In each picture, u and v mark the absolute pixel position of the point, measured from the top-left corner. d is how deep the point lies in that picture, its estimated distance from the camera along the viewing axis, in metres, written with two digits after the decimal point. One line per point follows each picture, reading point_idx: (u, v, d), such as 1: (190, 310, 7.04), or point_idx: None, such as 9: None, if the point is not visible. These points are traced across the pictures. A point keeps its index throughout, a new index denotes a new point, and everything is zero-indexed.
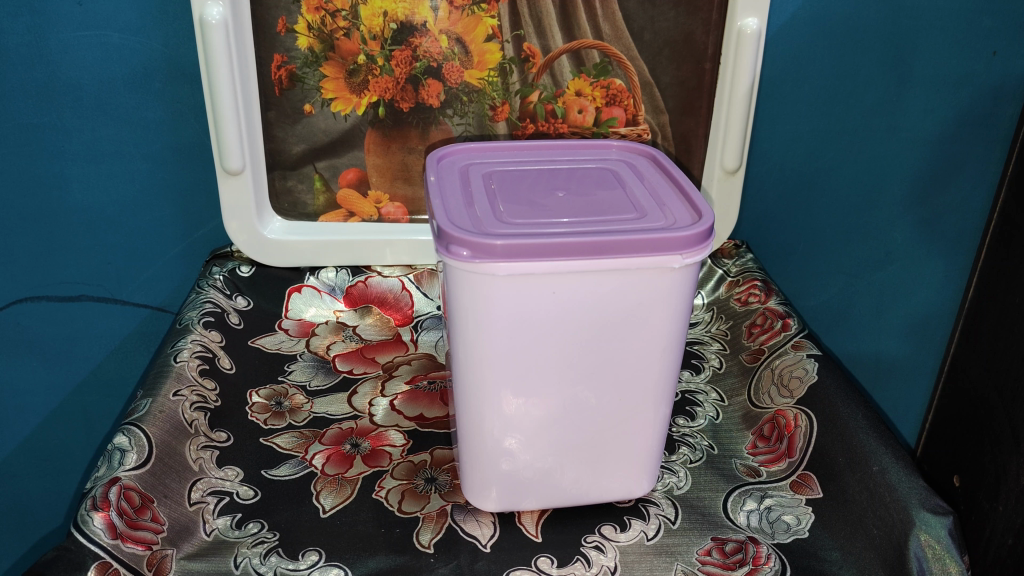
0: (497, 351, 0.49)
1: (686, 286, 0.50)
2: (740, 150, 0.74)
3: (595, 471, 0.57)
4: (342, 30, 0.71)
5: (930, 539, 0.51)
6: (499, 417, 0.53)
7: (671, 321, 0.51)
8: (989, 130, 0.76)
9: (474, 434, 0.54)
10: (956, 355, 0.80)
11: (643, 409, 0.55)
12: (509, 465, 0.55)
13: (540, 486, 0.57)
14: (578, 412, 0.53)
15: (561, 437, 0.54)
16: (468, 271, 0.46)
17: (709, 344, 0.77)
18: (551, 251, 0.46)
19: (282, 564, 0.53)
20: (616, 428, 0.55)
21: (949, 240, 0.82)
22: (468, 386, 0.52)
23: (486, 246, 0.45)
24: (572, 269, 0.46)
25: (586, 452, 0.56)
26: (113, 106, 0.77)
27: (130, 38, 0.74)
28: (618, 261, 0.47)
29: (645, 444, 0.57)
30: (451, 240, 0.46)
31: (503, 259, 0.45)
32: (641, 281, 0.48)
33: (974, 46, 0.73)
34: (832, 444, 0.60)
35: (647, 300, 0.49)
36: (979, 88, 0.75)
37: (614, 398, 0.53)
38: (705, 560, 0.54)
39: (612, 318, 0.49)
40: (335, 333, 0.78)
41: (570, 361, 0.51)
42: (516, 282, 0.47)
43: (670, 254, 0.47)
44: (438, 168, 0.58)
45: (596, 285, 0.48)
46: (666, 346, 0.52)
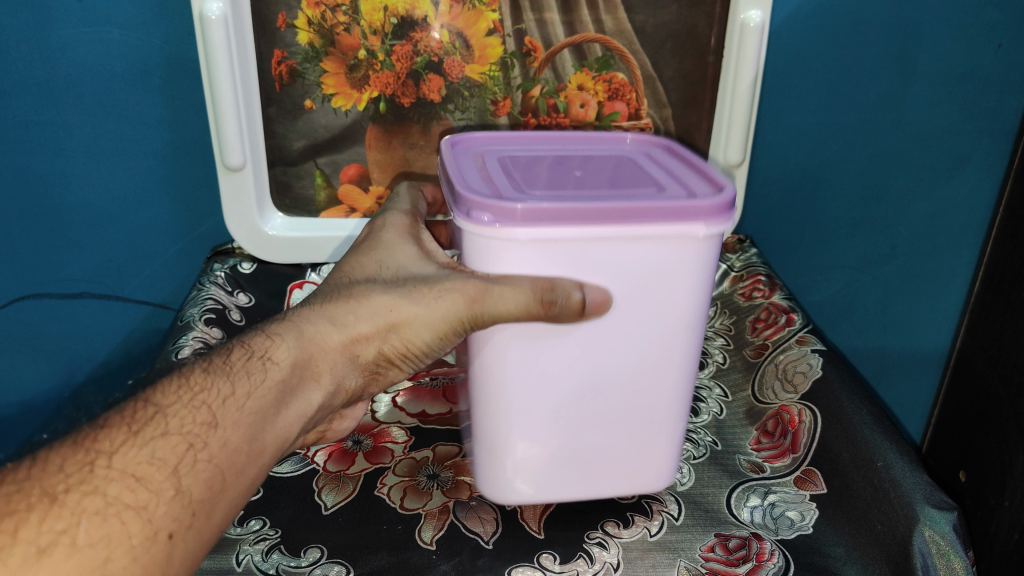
0: (514, 331, 0.47)
1: (710, 256, 0.48)
2: (744, 145, 0.74)
3: (619, 461, 0.55)
4: (342, 26, 0.70)
5: (935, 535, 0.51)
6: (516, 404, 0.50)
7: (697, 296, 0.48)
8: (999, 123, 0.74)
9: (491, 422, 0.52)
10: (962, 348, 0.77)
11: (669, 389, 0.53)
12: (527, 455, 0.53)
13: (565, 474, 0.55)
14: (602, 399, 0.51)
15: (582, 425, 0.52)
16: (489, 237, 0.44)
17: (714, 340, 0.77)
18: (574, 216, 0.44)
19: (284, 561, 0.53)
20: (640, 413, 0.53)
21: (954, 233, 0.80)
22: (482, 373, 0.50)
23: (508, 210, 0.43)
24: (594, 238, 0.45)
25: (608, 441, 0.54)
26: (113, 103, 0.77)
27: (130, 35, 0.74)
28: (642, 229, 0.45)
29: (673, 424, 0.55)
30: (471, 204, 0.44)
31: (524, 224, 0.44)
32: (668, 250, 0.46)
33: (981, 37, 0.71)
34: (836, 439, 0.60)
35: (673, 270, 0.47)
36: (985, 80, 0.73)
37: (639, 380, 0.51)
38: (710, 556, 0.53)
39: (637, 291, 0.47)
40: None
41: (593, 343, 0.49)
42: (535, 254, 0.45)
43: (694, 222, 0.45)
44: (454, 153, 0.58)
45: (621, 254, 0.46)
46: (691, 323, 0.50)
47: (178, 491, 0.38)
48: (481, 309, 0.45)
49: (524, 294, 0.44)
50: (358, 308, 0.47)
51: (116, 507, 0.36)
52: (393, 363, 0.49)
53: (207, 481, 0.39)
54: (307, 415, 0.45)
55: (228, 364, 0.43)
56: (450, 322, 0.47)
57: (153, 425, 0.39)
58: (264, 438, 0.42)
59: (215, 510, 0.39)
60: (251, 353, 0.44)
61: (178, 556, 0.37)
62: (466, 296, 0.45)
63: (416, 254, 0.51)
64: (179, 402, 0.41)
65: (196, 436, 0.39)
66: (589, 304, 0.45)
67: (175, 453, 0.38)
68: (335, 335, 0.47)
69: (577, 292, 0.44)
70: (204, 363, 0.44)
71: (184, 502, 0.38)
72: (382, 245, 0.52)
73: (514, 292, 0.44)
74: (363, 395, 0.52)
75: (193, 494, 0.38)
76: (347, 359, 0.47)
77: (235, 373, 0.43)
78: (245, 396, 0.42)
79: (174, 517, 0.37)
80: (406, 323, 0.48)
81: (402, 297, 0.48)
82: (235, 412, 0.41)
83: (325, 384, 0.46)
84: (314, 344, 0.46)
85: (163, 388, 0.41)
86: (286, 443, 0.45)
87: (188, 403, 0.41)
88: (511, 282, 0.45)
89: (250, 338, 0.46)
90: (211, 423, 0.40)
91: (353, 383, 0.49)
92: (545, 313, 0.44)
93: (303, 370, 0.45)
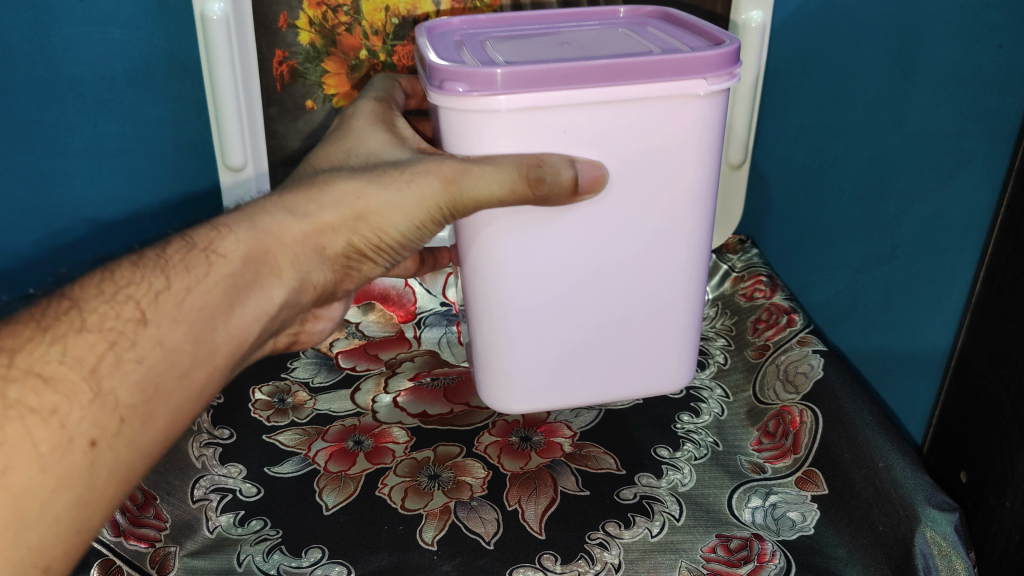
0: (501, 213, 0.46)
1: (710, 122, 0.46)
2: (745, 145, 0.75)
3: (619, 365, 0.54)
4: (344, 26, 0.71)
5: (937, 536, 0.51)
6: (507, 298, 0.49)
7: (698, 163, 0.47)
8: (998, 123, 0.72)
9: (487, 323, 0.51)
10: (962, 350, 0.77)
11: (665, 283, 0.52)
12: (526, 358, 0.52)
13: (562, 379, 0.53)
14: (598, 295, 0.50)
15: (579, 323, 0.51)
16: (467, 109, 0.43)
17: (714, 340, 0.77)
18: (559, 78, 0.42)
19: (285, 561, 0.53)
20: (641, 308, 0.52)
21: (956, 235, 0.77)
22: (477, 268, 0.49)
23: (486, 77, 0.42)
24: (584, 100, 0.43)
25: (606, 341, 0.53)
26: (112, 101, 0.75)
27: (133, 35, 0.73)
28: (632, 88, 0.43)
29: (670, 320, 0.53)
30: (444, 76, 0.43)
31: (505, 92, 0.42)
32: (661, 117, 0.45)
33: (983, 33, 0.69)
34: (837, 441, 0.60)
35: (670, 142, 0.46)
36: (986, 79, 0.71)
37: (639, 271, 0.50)
38: (711, 557, 0.53)
39: (631, 168, 0.46)
40: (337, 330, 0.80)
41: (588, 231, 0.48)
42: (520, 126, 0.44)
43: (692, 77, 0.44)
44: (430, 42, 0.51)
45: (612, 121, 0.44)
46: (693, 200, 0.49)
47: (98, 395, 0.34)
48: (460, 191, 0.43)
49: (507, 173, 0.43)
50: (320, 197, 0.44)
51: (19, 410, 0.33)
52: (366, 255, 0.46)
53: (136, 385, 0.36)
54: (266, 312, 0.42)
55: (164, 258, 0.40)
56: (424, 204, 0.44)
57: (67, 320, 0.36)
58: (214, 338, 0.39)
59: (155, 415, 0.36)
60: (192, 247, 0.40)
61: (107, 465, 0.35)
62: (442, 176, 0.43)
63: (388, 139, 0.49)
64: (100, 297, 0.37)
65: (119, 334, 0.36)
66: (581, 181, 0.44)
67: (94, 352, 0.35)
68: (295, 226, 0.43)
69: (568, 168, 0.43)
70: (136, 257, 0.40)
71: (108, 406, 0.35)
72: (349, 134, 0.50)
73: (497, 172, 0.43)
74: (336, 294, 0.48)
75: (116, 398, 0.35)
76: (314, 253, 0.44)
77: (171, 268, 0.39)
78: (186, 291, 0.38)
79: (93, 422, 0.34)
80: (375, 211, 0.44)
81: (371, 182, 0.44)
82: (168, 308, 0.38)
83: (288, 281, 0.43)
84: (271, 237, 0.42)
85: (84, 283, 0.38)
86: (248, 341, 0.41)
87: (110, 298, 0.37)
88: (493, 162, 0.43)
89: (195, 233, 0.42)
90: (140, 319, 0.37)
91: (322, 279, 0.45)
92: (534, 191, 0.44)
93: (257, 263, 0.41)
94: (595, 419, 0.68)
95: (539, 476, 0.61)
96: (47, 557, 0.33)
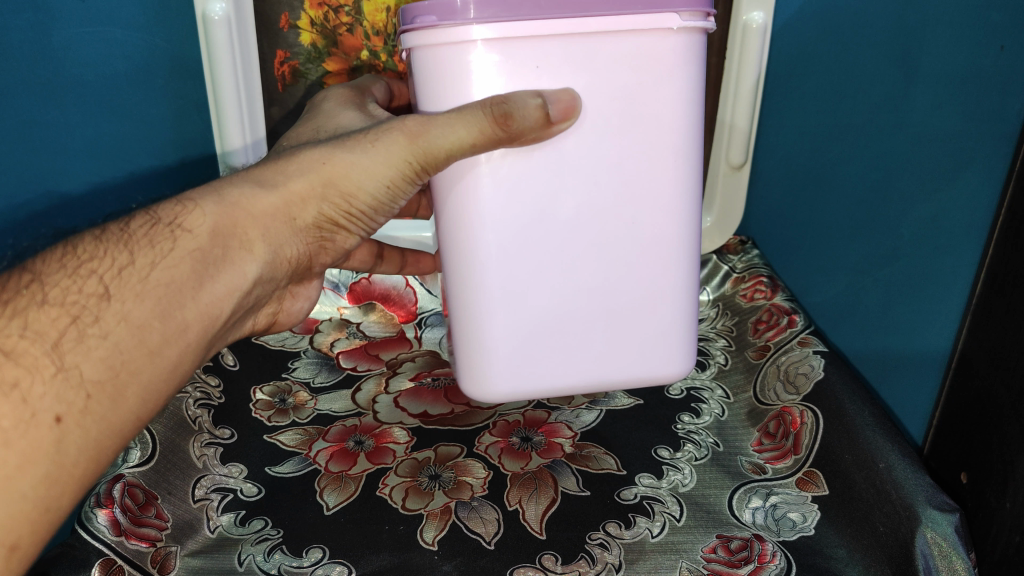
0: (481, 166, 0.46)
1: (687, 61, 0.46)
2: (745, 146, 0.76)
3: (608, 339, 0.51)
4: (345, 26, 0.71)
5: (937, 536, 0.50)
6: (481, 267, 0.48)
7: (674, 101, 0.46)
8: (1003, 126, 0.68)
9: (463, 291, 0.49)
10: (963, 351, 0.75)
11: (649, 254, 0.49)
12: (505, 333, 0.49)
13: (547, 362, 0.51)
14: (576, 255, 0.48)
15: (560, 288, 0.49)
16: (440, 40, 0.43)
17: (715, 340, 0.78)
18: (530, 8, 0.43)
19: (286, 561, 0.53)
20: (625, 273, 0.49)
21: (957, 238, 0.74)
22: (451, 227, 0.48)
23: (454, 6, 0.43)
24: (554, 33, 0.43)
25: (590, 310, 0.50)
26: (116, 102, 0.76)
27: (134, 35, 0.75)
28: (604, 22, 0.44)
29: (660, 297, 0.50)
30: (417, 10, 0.44)
31: (475, 21, 0.43)
32: (635, 53, 0.45)
33: (981, 37, 0.67)
34: (837, 441, 0.60)
35: (643, 84, 0.45)
36: (987, 82, 0.68)
37: (619, 238, 0.48)
38: (711, 557, 0.53)
39: (607, 117, 0.45)
40: (338, 330, 0.81)
41: (563, 184, 0.46)
42: (488, 55, 0.44)
43: (665, 10, 0.44)
44: None
45: (586, 58, 0.44)
46: (677, 150, 0.47)
47: (61, 369, 0.34)
48: (426, 141, 0.43)
49: (472, 116, 0.42)
50: (287, 168, 0.43)
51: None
52: (339, 224, 0.46)
53: (102, 361, 0.35)
54: (237, 288, 0.41)
55: (128, 233, 0.39)
56: (393, 162, 0.44)
57: (28, 294, 0.35)
58: (184, 314, 0.38)
59: (124, 392, 0.36)
60: (156, 222, 0.39)
61: (75, 441, 0.34)
62: (408, 131, 0.43)
63: (355, 116, 0.49)
64: (63, 272, 0.37)
65: (84, 309, 0.36)
66: (551, 112, 0.43)
67: (56, 327, 0.35)
68: (264, 198, 0.42)
69: (534, 101, 0.42)
70: (100, 232, 0.39)
71: (72, 381, 0.34)
72: (321, 113, 0.51)
73: (460, 118, 0.42)
74: (315, 266, 0.49)
75: (83, 372, 0.34)
76: (285, 225, 0.43)
77: (135, 244, 0.38)
78: (150, 266, 0.38)
79: (57, 396, 0.34)
80: (341, 177, 0.43)
81: (340, 145, 0.44)
82: (131, 283, 0.37)
83: (260, 255, 0.42)
84: (237, 210, 0.41)
85: (47, 257, 0.38)
86: (222, 319, 0.41)
87: (72, 273, 0.37)
88: (458, 110, 0.42)
89: (160, 207, 0.41)
90: (102, 294, 0.36)
91: (294, 252, 0.44)
92: (503, 130, 0.42)
93: (226, 239, 0.40)
94: (597, 418, 0.68)
95: (540, 476, 0.61)
96: (15, 532, 0.33)
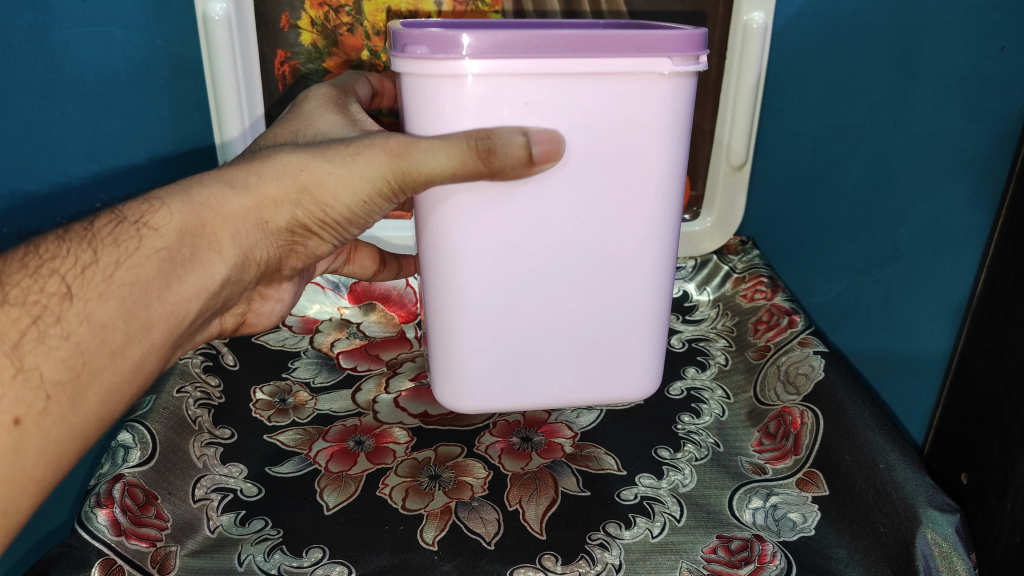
0: (462, 197, 0.46)
1: (679, 100, 0.46)
2: (746, 145, 0.75)
3: (572, 358, 0.53)
4: (345, 26, 0.71)
5: (938, 537, 0.50)
6: (462, 293, 0.49)
7: (664, 140, 0.47)
8: (995, 122, 0.74)
9: (440, 308, 0.50)
10: (963, 352, 0.78)
11: (628, 283, 0.51)
12: (475, 342, 0.51)
13: (522, 380, 0.53)
14: (551, 277, 0.49)
15: (532, 308, 0.50)
16: (429, 71, 0.43)
17: (715, 340, 0.78)
18: (526, 45, 0.42)
19: (286, 561, 0.53)
20: (599, 298, 0.51)
21: (960, 236, 0.79)
22: (432, 239, 0.48)
23: (448, 40, 0.42)
24: (545, 70, 0.43)
25: (565, 333, 0.52)
26: (115, 102, 0.76)
27: (132, 35, 0.74)
28: (598, 62, 0.43)
29: (637, 326, 0.53)
30: (406, 38, 0.42)
31: (468, 55, 0.42)
32: (630, 90, 0.45)
33: (981, 38, 0.71)
34: (838, 441, 0.60)
35: (637, 117, 0.45)
36: (987, 81, 0.73)
37: (598, 265, 0.50)
38: (711, 557, 0.53)
39: (597, 148, 0.46)
40: (338, 330, 0.81)
41: (542, 210, 0.47)
42: (479, 97, 0.43)
43: (657, 55, 0.44)
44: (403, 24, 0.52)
45: (577, 97, 0.44)
46: (658, 187, 0.48)
47: (20, 370, 0.38)
48: (407, 163, 0.43)
49: (456, 145, 0.43)
50: (261, 169, 0.45)
51: None
52: (311, 230, 0.47)
53: (62, 362, 0.38)
54: (205, 288, 0.43)
55: (93, 232, 0.42)
56: (368, 177, 0.45)
57: None
58: (149, 314, 0.41)
59: (84, 393, 0.39)
60: (122, 220, 0.42)
61: (34, 443, 0.38)
62: (390, 150, 0.44)
63: (337, 122, 0.50)
64: (25, 271, 0.40)
65: (46, 308, 0.39)
66: (535, 152, 0.43)
67: (17, 327, 0.38)
68: (235, 199, 0.44)
69: (519, 137, 0.43)
70: (64, 232, 0.43)
71: (32, 382, 0.38)
72: (302, 116, 0.51)
73: (444, 145, 0.43)
74: (283, 268, 0.51)
75: (42, 374, 0.38)
76: (254, 227, 0.45)
77: (98, 243, 0.41)
78: (115, 265, 0.40)
79: (16, 399, 0.37)
80: (315, 185, 0.45)
81: (314, 155, 0.45)
82: (95, 283, 0.40)
83: (227, 256, 0.44)
84: (207, 210, 0.43)
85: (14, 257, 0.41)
86: (189, 317, 0.43)
87: (34, 273, 0.40)
88: (442, 137, 0.43)
89: (128, 207, 0.43)
90: (65, 294, 0.39)
91: (265, 253, 0.47)
92: (485, 165, 0.43)
93: (195, 237, 0.43)
94: (597, 419, 0.68)
95: (540, 476, 0.61)
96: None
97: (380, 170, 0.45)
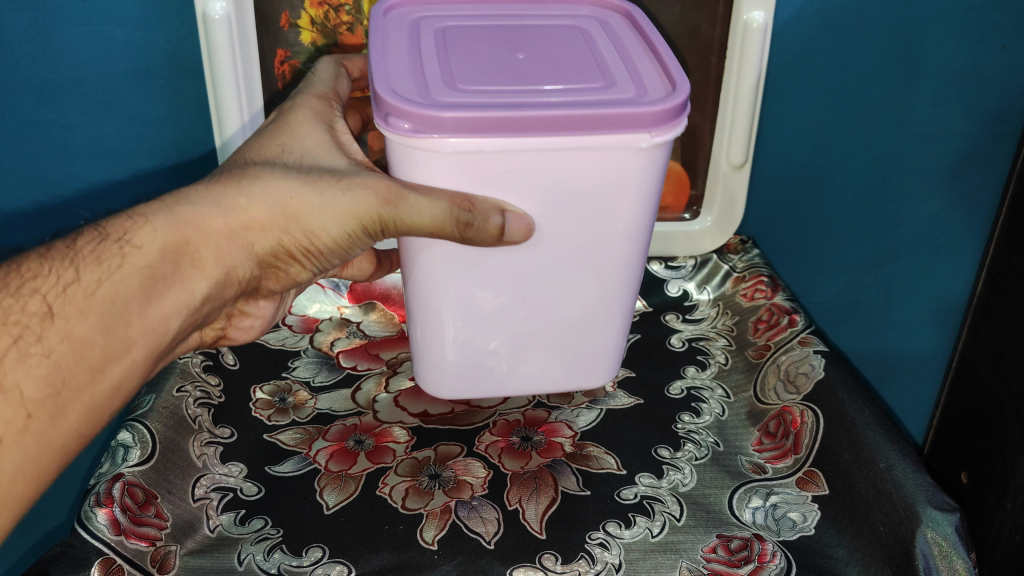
0: (439, 250, 0.51)
1: (654, 166, 0.49)
2: (746, 144, 0.75)
3: (542, 362, 0.60)
4: (345, 25, 0.71)
5: (938, 537, 0.51)
6: (438, 320, 0.55)
7: (640, 200, 0.51)
8: (1001, 126, 0.74)
9: (420, 326, 0.57)
10: (963, 352, 0.77)
11: (592, 313, 0.57)
12: (451, 347, 0.57)
13: (492, 379, 0.60)
14: (523, 305, 0.55)
15: (507, 325, 0.56)
16: (412, 146, 0.46)
17: (715, 340, 0.76)
18: (505, 125, 0.45)
19: (286, 560, 0.54)
20: (564, 324, 0.57)
21: (949, 239, 0.80)
22: (415, 279, 0.54)
23: (434, 119, 0.44)
24: (522, 147, 0.46)
25: (535, 347, 0.58)
26: (115, 102, 0.76)
27: (133, 33, 0.73)
28: (576, 138, 0.46)
29: (599, 343, 0.59)
30: (390, 111, 0.45)
31: (451, 134, 0.45)
32: (609, 159, 0.48)
33: (981, 37, 0.71)
34: (838, 442, 0.60)
35: (615, 180, 0.49)
36: (991, 83, 0.72)
37: (565, 301, 0.55)
38: (711, 557, 0.54)
39: (576, 196, 0.49)
40: (338, 329, 0.80)
41: (517, 264, 0.52)
42: (459, 167, 0.47)
43: (637, 131, 0.47)
44: (383, 25, 0.53)
45: (557, 165, 0.48)
46: (630, 233, 0.53)
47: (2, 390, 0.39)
48: (393, 210, 0.47)
49: (440, 207, 0.46)
50: (249, 190, 0.47)
51: None
52: (292, 255, 0.50)
53: (42, 379, 0.40)
54: (184, 304, 0.45)
55: (73, 250, 0.44)
56: (350, 211, 0.48)
57: None
58: (127, 331, 0.43)
59: (64, 411, 0.41)
60: (104, 239, 0.44)
61: (12, 460, 0.39)
62: (378, 196, 0.47)
63: (324, 141, 0.52)
64: (7, 292, 0.42)
65: (26, 327, 0.41)
66: (507, 231, 0.48)
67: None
68: (220, 219, 0.46)
69: (495, 219, 0.47)
70: (46, 249, 0.44)
71: (13, 400, 0.39)
72: (285, 130, 0.52)
73: (430, 204, 0.46)
74: (262, 286, 0.53)
75: (23, 393, 0.39)
76: (239, 246, 0.47)
77: (80, 261, 0.43)
78: (96, 283, 0.42)
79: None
80: (302, 215, 0.48)
81: (301, 185, 0.47)
82: (75, 300, 0.41)
83: (209, 273, 0.46)
84: (189, 226, 0.45)
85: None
86: (170, 330, 0.45)
87: (16, 293, 0.42)
88: (427, 194, 0.46)
89: (110, 223, 0.45)
90: (46, 313, 0.41)
91: (247, 273, 0.49)
92: (460, 232, 0.47)
93: (178, 256, 0.45)
94: (597, 419, 0.67)
95: (540, 476, 0.61)
96: None
97: (362, 208, 0.48)
